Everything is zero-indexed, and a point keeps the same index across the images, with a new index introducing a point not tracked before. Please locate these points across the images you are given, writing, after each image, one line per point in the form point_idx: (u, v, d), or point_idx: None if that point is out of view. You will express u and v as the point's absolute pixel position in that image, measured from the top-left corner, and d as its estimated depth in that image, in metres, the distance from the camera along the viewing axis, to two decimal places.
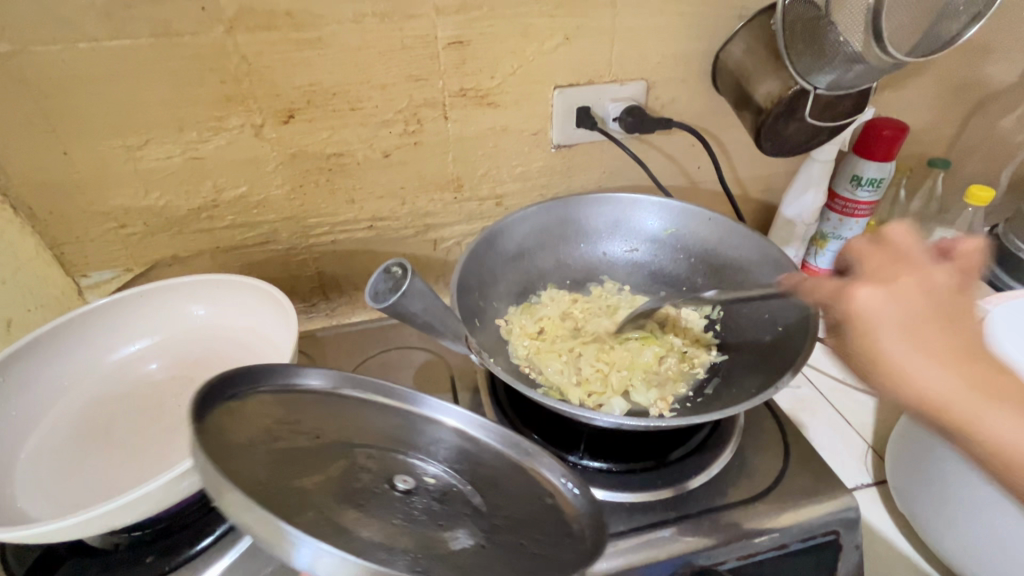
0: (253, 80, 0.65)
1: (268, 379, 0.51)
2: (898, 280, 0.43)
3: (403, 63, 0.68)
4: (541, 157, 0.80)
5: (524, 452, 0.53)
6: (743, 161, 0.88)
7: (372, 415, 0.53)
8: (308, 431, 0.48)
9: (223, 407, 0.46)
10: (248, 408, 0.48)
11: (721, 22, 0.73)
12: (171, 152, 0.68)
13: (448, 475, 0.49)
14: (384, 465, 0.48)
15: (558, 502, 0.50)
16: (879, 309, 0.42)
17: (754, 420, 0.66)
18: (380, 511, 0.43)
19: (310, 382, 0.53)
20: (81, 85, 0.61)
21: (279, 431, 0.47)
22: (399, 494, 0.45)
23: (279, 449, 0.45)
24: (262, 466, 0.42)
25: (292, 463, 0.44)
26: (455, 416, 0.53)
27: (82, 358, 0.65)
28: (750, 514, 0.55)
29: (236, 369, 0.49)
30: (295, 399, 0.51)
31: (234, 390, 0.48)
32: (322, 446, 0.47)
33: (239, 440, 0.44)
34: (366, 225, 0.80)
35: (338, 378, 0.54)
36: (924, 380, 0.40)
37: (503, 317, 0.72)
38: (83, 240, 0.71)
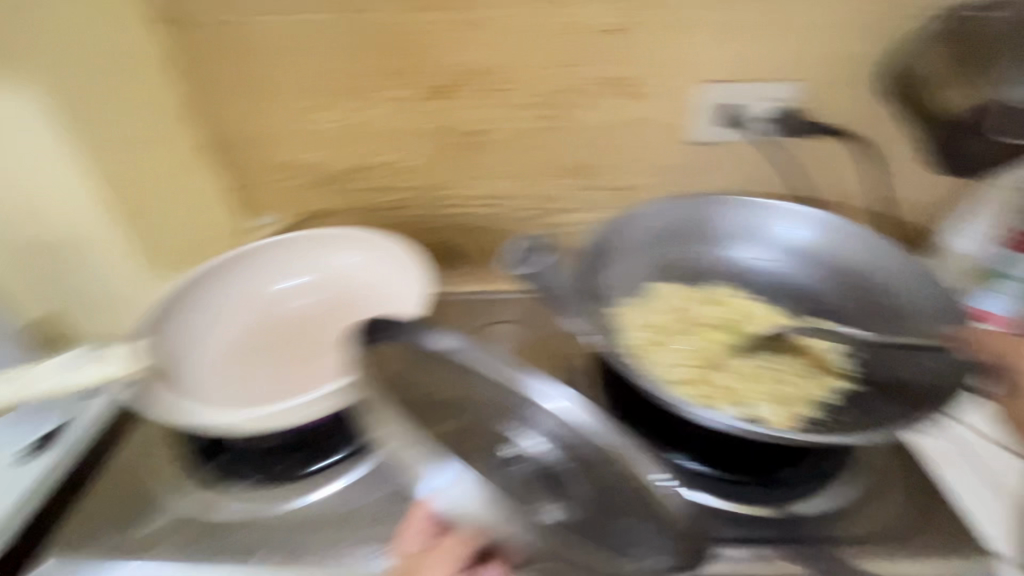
0: (416, 57, 0.71)
1: (403, 334, 0.57)
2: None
3: (552, 49, 0.70)
4: (674, 153, 0.78)
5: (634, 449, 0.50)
6: (905, 179, 0.78)
7: (492, 384, 0.54)
8: (431, 387, 0.54)
9: (368, 355, 0.55)
10: (383, 356, 0.55)
11: (897, 23, 0.67)
12: (338, 118, 0.77)
13: (556, 454, 0.51)
14: (495, 430, 0.52)
15: (659, 509, 0.48)
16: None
17: (879, 462, 0.60)
18: (486, 472, 0.48)
19: (440, 342, 0.56)
20: (283, 53, 0.72)
21: (404, 383, 0.53)
22: (502, 462, 0.50)
23: (403, 399, 0.51)
24: (394, 411, 0.50)
25: (419, 412, 0.51)
26: (559, 400, 0.52)
27: (247, 287, 0.74)
28: (861, 555, 0.52)
29: (376, 322, 0.57)
30: (425, 355, 0.56)
31: (373, 339, 0.56)
32: (440, 403, 0.52)
33: (377, 386, 0.52)
34: (491, 202, 0.83)
35: (468, 343, 0.56)
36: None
37: (614, 306, 0.68)
38: (258, 186, 0.82)
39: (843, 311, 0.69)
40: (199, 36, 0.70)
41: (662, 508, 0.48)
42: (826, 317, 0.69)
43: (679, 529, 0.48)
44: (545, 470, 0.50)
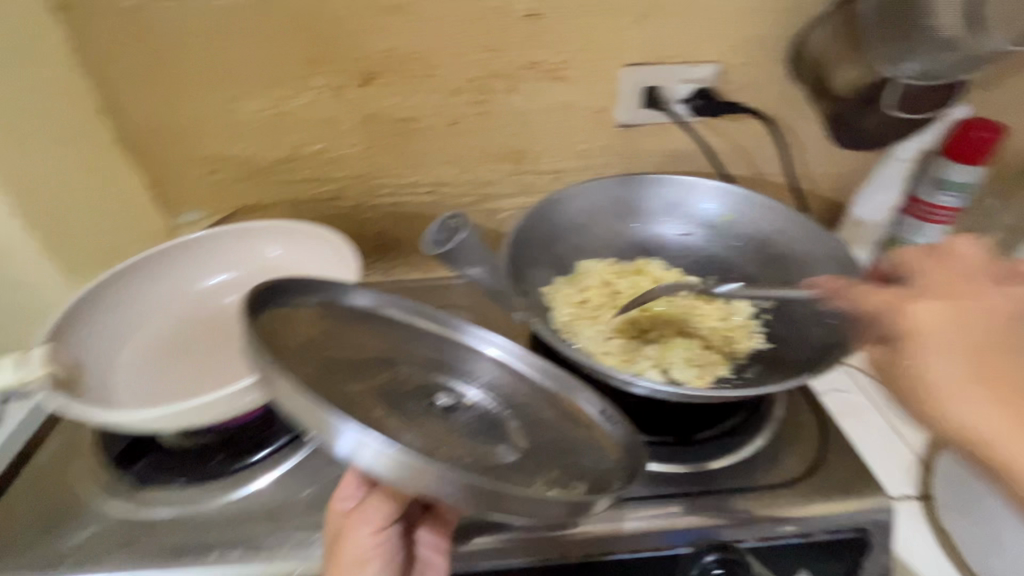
0: (338, 43, 0.70)
1: (319, 293, 0.54)
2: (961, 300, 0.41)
3: (477, 33, 0.70)
4: (602, 135, 0.80)
5: (565, 385, 0.53)
6: (814, 155, 0.84)
7: (411, 339, 0.54)
8: (354, 343, 0.51)
9: (270, 313, 0.48)
10: (297, 317, 0.50)
11: (802, 6, 0.70)
12: (260, 106, 0.74)
13: (489, 401, 0.51)
14: (427, 383, 0.51)
15: (594, 432, 0.52)
16: (934, 322, 0.40)
17: (795, 415, 0.64)
18: (420, 420, 0.46)
19: (357, 300, 0.54)
20: (195, 41, 0.68)
21: (324, 341, 0.49)
22: (439, 409, 0.48)
23: (324, 356, 0.47)
24: (305, 367, 0.43)
25: (337, 369, 0.46)
26: (494, 347, 0.53)
27: (170, 285, 0.73)
28: (778, 500, 0.54)
29: (283, 281, 0.51)
30: (339, 311, 0.53)
31: (282, 297, 0.51)
32: (366, 360, 0.50)
33: (283, 341, 0.45)
34: (428, 189, 0.84)
35: (381, 298, 0.55)
36: (978, 417, 0.37)
37: (545, 286, 0.72)
38: (180, 181, 0.79)
39: (750, 275, 0.73)
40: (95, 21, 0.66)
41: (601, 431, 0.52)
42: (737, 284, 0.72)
43: (619, 443, 0.52)
44: (488, 416, 0.50)
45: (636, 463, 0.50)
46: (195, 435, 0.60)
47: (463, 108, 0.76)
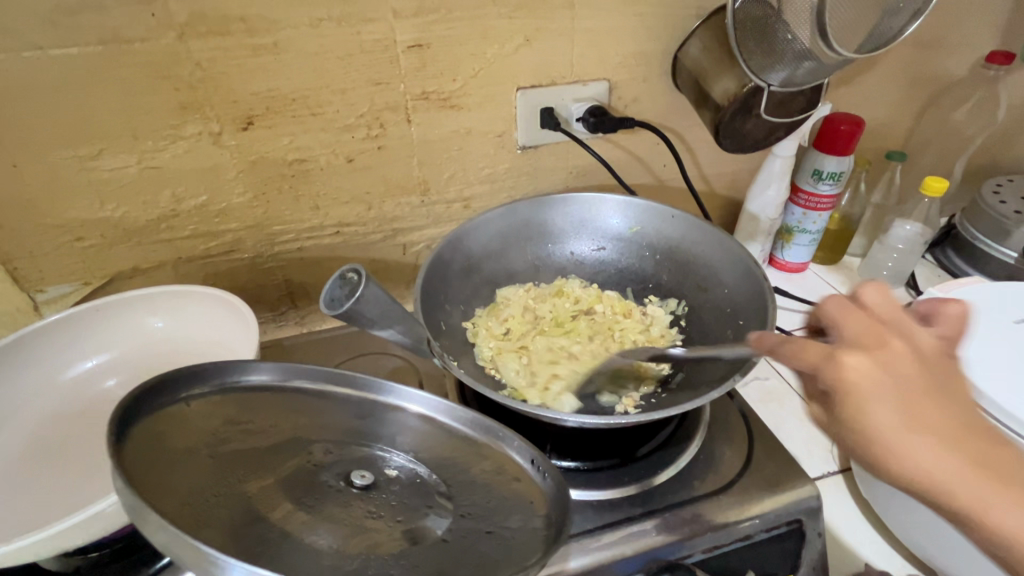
0: (209, 87, 0.64)
1: (219, 378, 0.52)
2: (889, 348, 0.40)
3: (363, 67, 0.67)
4: (507, 158, 0.80)
5: (492, 434, 0.54)
6: (707, 158, 0.89)
7: (330, 409, 0.54)
8: (260, 428, 0.50)
9: (165, 414, 0.48)
10: (194, 412, 0.49)
11: (677, 21, 0.74)
12: (126, 163, 0.66)
13: (412, 465, 0.51)
14: (344, 458, 0.50)
15: (525, 485, 0.51)
16: (867, 380, 0.39)
17: (722, 413, 0.66)
18: (328, 510, 0.45)
19: (261, 378, 0.54)
20: (31, 97, 0.59)
21: (228, 432, 0.48)
22: (356, 491, 0.47)
23: (222, 453, 0.46)
24: (201, 476, 0.44)
25: (237, 466, 0.46)
26: (418, 402, 0.55)
27: (34, 380, 0.63)
28: (718, 505, 0.55)
29: (176, 373, 0.49)
30: (243, 395, 0.52)
31: (179, 393, 0.50)
32: (275, 446, 0.49)
33: (176, 448, 0.45)
34: (333, 230, 0.79)
35: (288, 371, 0.55)
36: (925, 462, 0.38)
37: (470, 320, 0.71)
38: (37, 254, 0.69)
39: (663, 285, 0.76)
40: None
41: (529, 482, 0.51)
42: (652, 297, 0.76)
43: (547, 494, 0.50)
44: (416, 481, 0.49)
45: (563, 516, 0.48)
46: (80, 553, 0.52)
47: (359, 145, 0.73)
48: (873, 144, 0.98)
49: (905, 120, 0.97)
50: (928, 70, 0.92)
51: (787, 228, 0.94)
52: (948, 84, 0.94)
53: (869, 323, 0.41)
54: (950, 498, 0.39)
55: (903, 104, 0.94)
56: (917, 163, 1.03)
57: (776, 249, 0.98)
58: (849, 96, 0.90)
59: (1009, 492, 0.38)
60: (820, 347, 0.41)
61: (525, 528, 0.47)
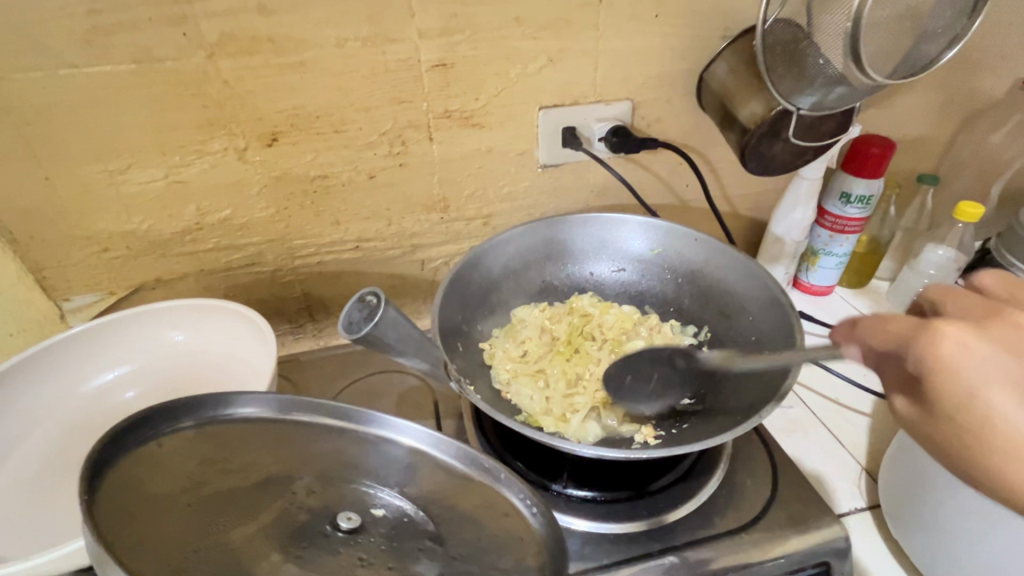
0: (235, 104, 0.65)
1: (197, 411, 0.51)
2: (1002, 327, 0.35)
3: (387, 87, 0.68)
4: (527, 176, 0.80)
5: (482, 468, 0.52)
6: (731, 179, 0.87)
7: (316, 441, 0.52)
8: (239, 467, 0.49)
9: (138, 457, 0.47)
10: (171, 452, 0.48)
11: (704, 42, 0.73)
12: (154, 176, 0.68)
13: (400, 501, 0.50)
14: (328, 498, 0.49)
15: (514, 519, 0.50)
16: (985, 364, 0.33)
17: (744, 444, 0.64)
18: (316, 558, 0.45)
19: (244, 411, 0.53)
20: (63, 112, 0.61)
21: (206, 474, 0.48)
22: (343, 535, 0.47)
23: (201, 498, 0.46)
24: (182, 526, 0.44)
25: (220, 512, 0.45)
26: (407, 433, 0.53)
27: (57, 390, 0.64)
28: (737, 545, 0.54)
29: (148, 412, 0.49)
30: (222, 431, 0.51)
31: (152, 431, 0.49)
32: (256, 485, 0.48)
33: (154, 495, 0.45)
34: (352, 245, 0.80)
35: (271, 402, 0.53)
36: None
37: (486, 341, 0.71)
38: (65, 264, 0.71)
39: (685, 309, 0.74)
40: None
41: (519, 518, 0.50)
42: (674, 320, 0.74)
43: (538, 532, 0.49)
44: (403, 521, 0.49)
45: (558, 558, 0.47)
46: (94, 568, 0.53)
47: (381, 161, 0.73)
48: (904, 166, 0.96)
49: (939, 141, 0.94)
50: (962, 92, 0.89)
51: (812, 250, 0.92)
52: (984, 106, 0.91)
53: (976, 307, 0.38)
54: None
55: (935, 126, 0.92)
56: (950, 186, 0.99)
57: (800, 272, 0.95)
58: (879, 117, 0.88)
59: None
60: (911, 324, 0.36)
61: (518, 568, 0.47)
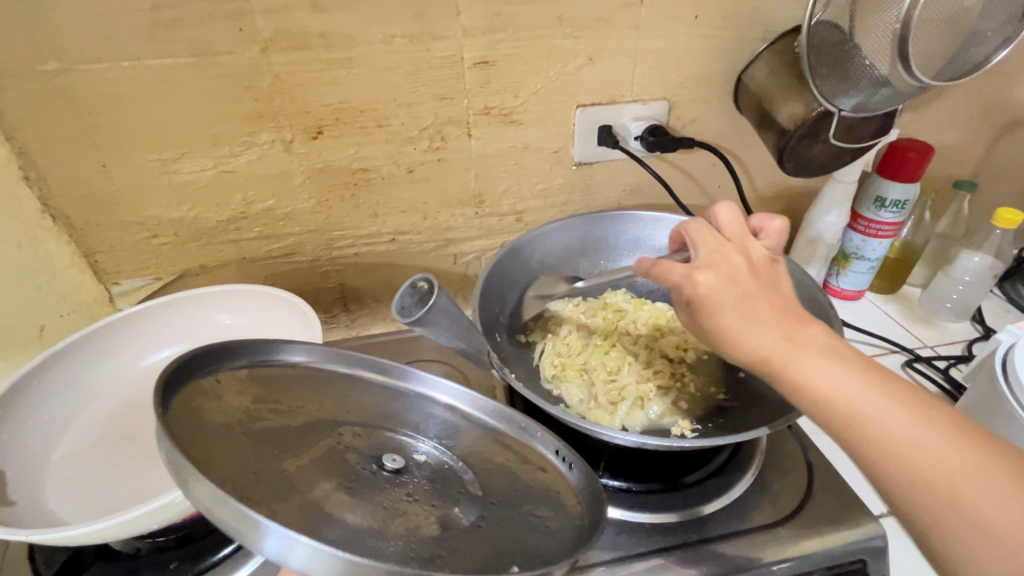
0: (284, 98, 0.67)
1: (250, 353, 0.54)
2: (724, 259, 0.46)
3: (430, 83, 0.70)
4: (562, 174, 0.81)
5: (518, 427, 0.55)
6: (764, 181, 0.88)
7: (359, 394, 0.55)
8: (289, 408, 0.51)
9: (196, 386, 0.48)
10: (226, 388, 0.50)
11: (743, 43, 0.74)
12: (203, 166, 0.70)
13: (439, 452, 0.52)
14: (372, 443, 0.50)
15: (549, 475, 0.52)
16: (716, 291, 0.44)
17: (777, 442, 0.64)
18: (366, 493, 0.45)
19: (295, 357, 0.55)
20: (122, 102, 0.64)
21: (259, 412, 0.49)
22: (388, 474, 0.47)
23: (256, 430, 0.47)
24: (238, 452, 0.44)
25: (271, 446, 0.46)
26: (446, 392, 0.56)
27: (112, 367, 0.67)
28: (773, 539, 0.54)
29: (207, 349, 0.50)
30: (273, 373, 0.53)
31: (208, 368, 0.50)
32: (304, 425, 0.49)
33: (210, 423, 0.45)
34: (389, 238, 0.82)
35: (321, 354, 0.56)
36: (759, 342, 0.43)
37: (522, 333, 0.72)
38: (117, 249, 0.74)
39: None
40: (11, 87, 0.60)
41: (556, 472, 0.52)
42: None
43: (576, 487, 0.51)
44: (441, 469, 0.50)
45: (595, 506, 0.49)
46: (148, 536, 0.55)
47: (420, 155, 0.75)
48: (940, 172, 0.95)
49: (977, 147, 0.93)
50: (1003, 98, 0.88)
51: (845, 254, 0.92)
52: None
53: (718, 247, 0.47)
54: (787, 373, 0.42)
55: (974, 131, 0.91)
56: (987, 193, 0.98)
57: (831, 275, 0.95)
58: (916, 122, 0.87)
59: (821, 357, 0.42)
60: (681, 269, 0.46)
61: (557, 516, 0.48)
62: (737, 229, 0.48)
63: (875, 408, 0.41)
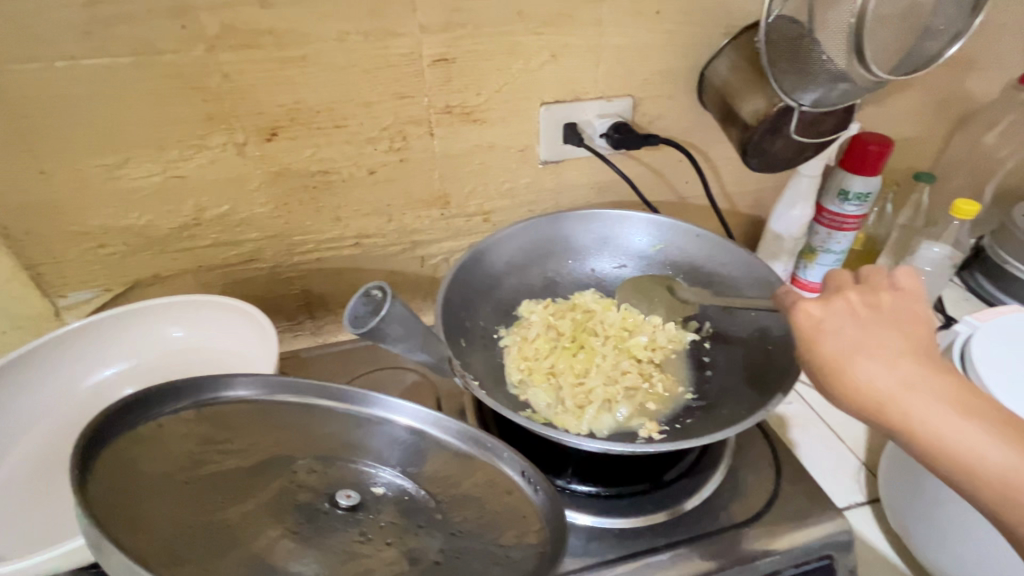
0: (235, 99, 0.64)
1: (192, 392, 0.50)
2: (841, 299, 0.51)
3: (389, 81, 0.68)
4: (529, 173, 0.79)
5: (486, 448, 0.52)
6: (731, 176, 0.88)
7: (317, 423, 0.52)
8: (238, 449, 0.49)
9: (133, 435, 0.47)
10: (169, 431, 0.48)
11: (706, 39, 0.73)
12: (151, 171, 0.67)
13: (401, 481, 0.50)
14: (329, 478, 0.49)
15: (517, 498, 0.50)
16: (827, 322, 0.50)
17: (746, 439, 0.65)
18: (317, 536, 0.44)
19: (240, 392, 0.52)
20: (59, 105, 0.60)
21: (205, 455, 0.48)
22: (342, 512, 0.46)
23: (200, 477, 0.46)
24: (176, 507, 0.43)
25: (217, 492, 0.45)
26: (408, 415, 0.53)
27: (55, 387, 0.63)
28: (742, 537, 0.54)
29: (145, 392, 0.48)
30: (219, 410, 0.51)
31: (148, 410, 0.48)
32: (254, 467, 0.48)
33: (148, 477, 0.44)
34: (352, 242, 0.79)
35: (267, 384, 0.52)
36: (873, 378, 0.46)
37: (490, 337, 0.70)
38: (61, 260, 0.70)
39: None
40: None
41: (522, 495, 0.49)
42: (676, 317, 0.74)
43: (541, 510, 0.49)
44: (405, 499, 0.49)
45: (559, 534, 0.46)
46: None
47: (382, 156, 0.73)
48: (901, 165, 0.96)
49: (935, 140, 0.95)
50: (959, 91, 0.90)
51: (810, 247, 0.93)
52: (979, 105, 0.92)
53: (840, 291, 0.53)
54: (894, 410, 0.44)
55: (932, 124, 0.93)
56: (946, 185, 1.00)
57: (798, 269, 0.96)
58: (877, 115, 0.88)
59: (943, 401, 0.44)
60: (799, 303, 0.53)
61: (522, 545, 0.47)
62: (877, 281, 0.54)
63: (997, 453, 0.41)
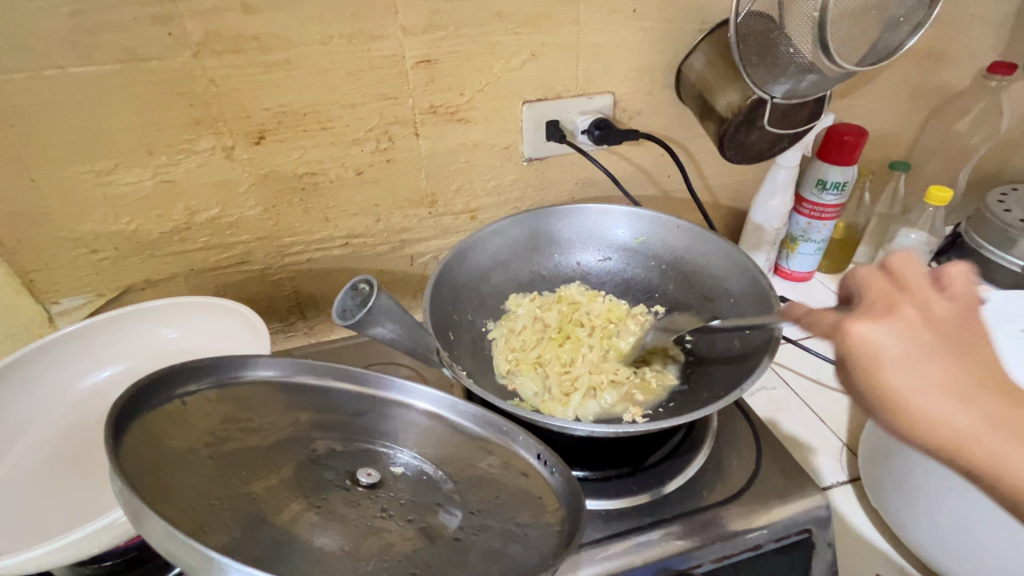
0: (222, 103, 0.66)
1: (216, 372, 0.52)
2: (897, 312, 0.38)
3: (373, 83, 0.69)
4: (513, 170, 0.81)
5: (500, 431, 0.54)
6: (711, 169, 0.90)
7: (336, 407, 0.54)
8: (260, 427, 0.50)
9: (159, 410, 0.48)
10: (194, 410, 0.49)
11: (681, 35, 0.75)
12: (141, 177, 0.68)
13: (419, 462, 0.52)
14: (349, 457, 0.50)
15: (533, 480, 0.52)
16: (880, 345, 0.37)
17: (729, 422, 0.66)
18: (338, 509, 0.45)
19: (261, 372, 0.54)
20: (47, 113, 0.61)
21: (228, 431, 0.49)
22: (362, 488, 0.47)
23: (222, 453, 0.46)
24: (202, 479, 0.44)
25: (241, 467, 0.46)
26: (424, 399, 0.55)
27: (50, 390, 0.64)
28: (725, 515, 0.56)
29: (171, 370, 0.50)
30: (242, 391, 0.53)
31: (174, 389, 0.50)
32: (275, 445, 0.49)
33: (174, 450, 0.45)
34: (342, 242, 0.81)
35: (288, 367, 0.55)
36: (944, 417, 0.35)
37: (479, 331, 0.72)
38: (53, 267, 0.70)
39: (671, 295, 0.76)
40: None
41: (539, 478, 0.52)
42: (659, 306, 0.76)
43: (557, 490, 0.51)
44: (422, 478, 0.50)
45: (575, 511, 0.48)
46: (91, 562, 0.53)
47: (368, 157, 0.74)
48: (877, 154, 0.99)
49: (909, 130, 0.97)
50: (931, 81, 0.92)
51: (792, 237, 0.95)
52: (950, 94, 0.95)
53: (887, 297, 0.39)
54: (980, 457, 0.35)
55: (906, 114, 0.95)
56: (921, 173, 1.03)
57: (781, 259, 0.98)
58: (851, 107, 0.91)
59: (1022, 441, 0.35)
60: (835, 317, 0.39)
61: (538, 523, 0.48)
62: (922, 277, 0.39)
63: None
